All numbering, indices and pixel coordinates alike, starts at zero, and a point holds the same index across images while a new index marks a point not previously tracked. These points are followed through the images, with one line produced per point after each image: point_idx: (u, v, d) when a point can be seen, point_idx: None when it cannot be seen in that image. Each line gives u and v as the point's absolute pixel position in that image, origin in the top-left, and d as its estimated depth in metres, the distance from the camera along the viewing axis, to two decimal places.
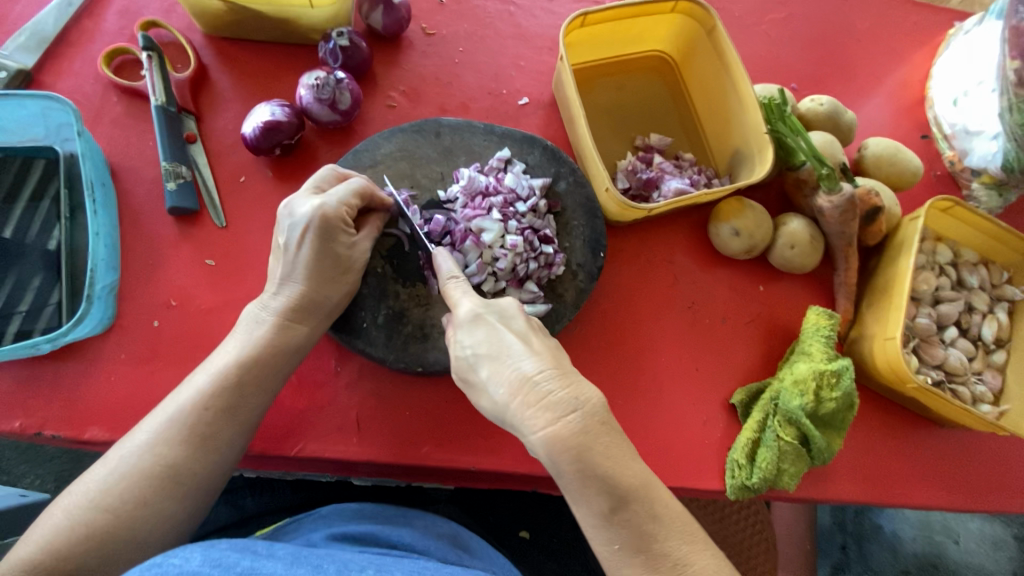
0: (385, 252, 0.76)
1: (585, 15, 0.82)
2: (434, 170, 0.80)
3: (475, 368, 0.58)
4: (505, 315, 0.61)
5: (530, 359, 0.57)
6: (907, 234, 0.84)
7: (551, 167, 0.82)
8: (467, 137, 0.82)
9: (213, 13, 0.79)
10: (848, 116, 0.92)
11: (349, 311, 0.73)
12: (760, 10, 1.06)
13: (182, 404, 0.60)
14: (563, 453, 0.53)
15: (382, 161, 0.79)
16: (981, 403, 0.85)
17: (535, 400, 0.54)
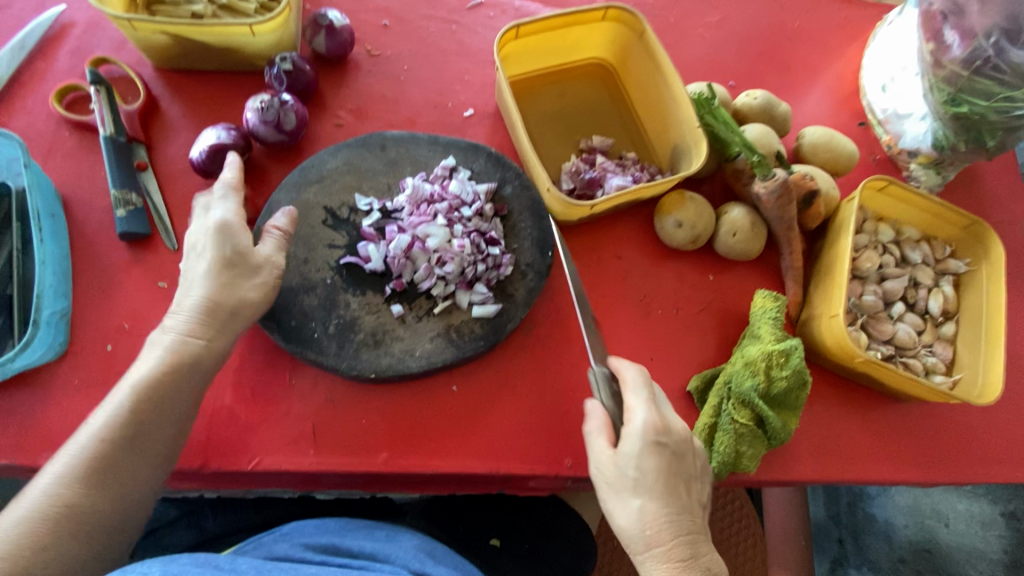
0: (337, 263, 0.78)
1: (518, 28, 0.86)
2: (381, 182, 0.83)
3: (631, 493, 0.65)
4: (677, 451, 0.66)
5: (678, 515, 0.65)
6: (846, 216, 0.88)
7: (496, 173, 0.85)
8: (412, 149, 0.85)
9: (161, 47, 0.83)
10: (783, 107, 0.96)
11: (299, 321, 0.75)
12: (695, 14, 1.11)
13: (81, 443, 0.59)
14: None
15: (329, 176, 0.81)
16: (934, 373, 0.86)
17: (678, 554, 0.63)
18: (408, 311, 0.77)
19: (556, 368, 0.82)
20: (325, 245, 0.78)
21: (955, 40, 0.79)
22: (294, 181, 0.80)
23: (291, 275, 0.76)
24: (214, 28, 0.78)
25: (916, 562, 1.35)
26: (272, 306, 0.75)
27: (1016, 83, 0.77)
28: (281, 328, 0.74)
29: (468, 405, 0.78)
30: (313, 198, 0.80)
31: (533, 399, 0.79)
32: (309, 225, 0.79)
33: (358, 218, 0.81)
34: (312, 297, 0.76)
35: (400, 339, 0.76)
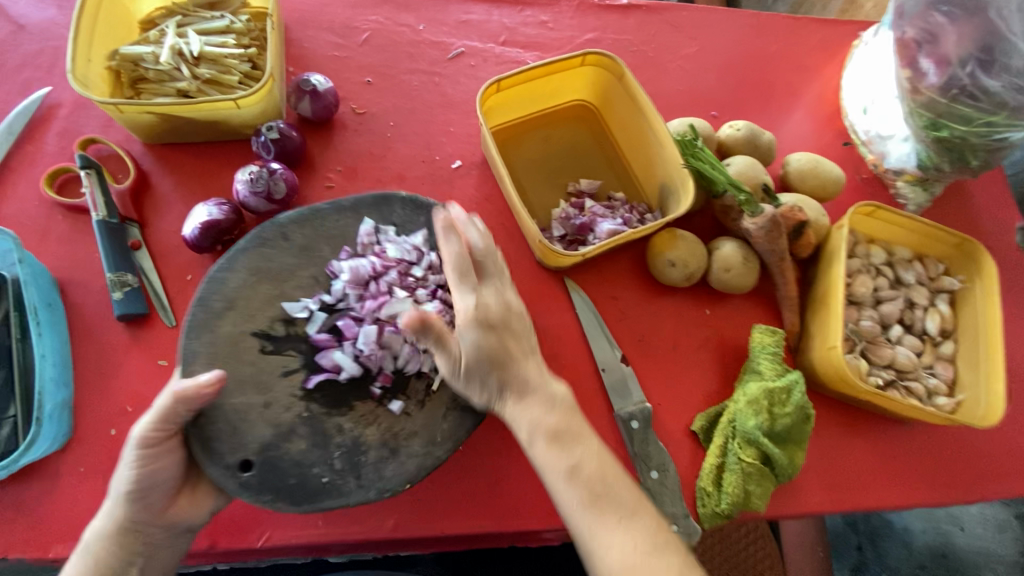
0: (300, 387, 0.73)
1: (499, 82, 0.88)
2: (304, 276, 0.78)
3: (479, 371, 0.68)
4: (474, 346, 0.67)
5: (502, 387, 0.69)
6: (837, 243, 0.88)
7: (419, 217, 0.84)
8: (318, 225, 0.80)
9: (148, 125, 0.83)
10: (767, 136, 0.97)
11: (300, 476, 0.69)
12: (673, 46, 1.12)
13: None
14: (543, 444, 0.66)
15: (237, 298, 0.74)
16: (936, 396, 0.87)
17: (489, 347, 0.68)
18: (404, 405, 0.74)
19: None
20: (279, 372, 0.73)
21: (931, 66, 0.80)
22: (200, 331, 0.72)
23: (259, 430, 0.70)
24: (200, 106, 0.80)
25: (936, 567, 1.34)
26: (258, 476, 0.68)
27: (994, 109, 0.78)
28: (284, 493, 0.68)
29: (474, 462, 0.78)
30: (232, 329, 0.73)
31: None
32: (247, 362, 0.72)
33: (297, 326, 0.76)
34: (298, 442, 0.70)
35: (415, 433, 0.73)
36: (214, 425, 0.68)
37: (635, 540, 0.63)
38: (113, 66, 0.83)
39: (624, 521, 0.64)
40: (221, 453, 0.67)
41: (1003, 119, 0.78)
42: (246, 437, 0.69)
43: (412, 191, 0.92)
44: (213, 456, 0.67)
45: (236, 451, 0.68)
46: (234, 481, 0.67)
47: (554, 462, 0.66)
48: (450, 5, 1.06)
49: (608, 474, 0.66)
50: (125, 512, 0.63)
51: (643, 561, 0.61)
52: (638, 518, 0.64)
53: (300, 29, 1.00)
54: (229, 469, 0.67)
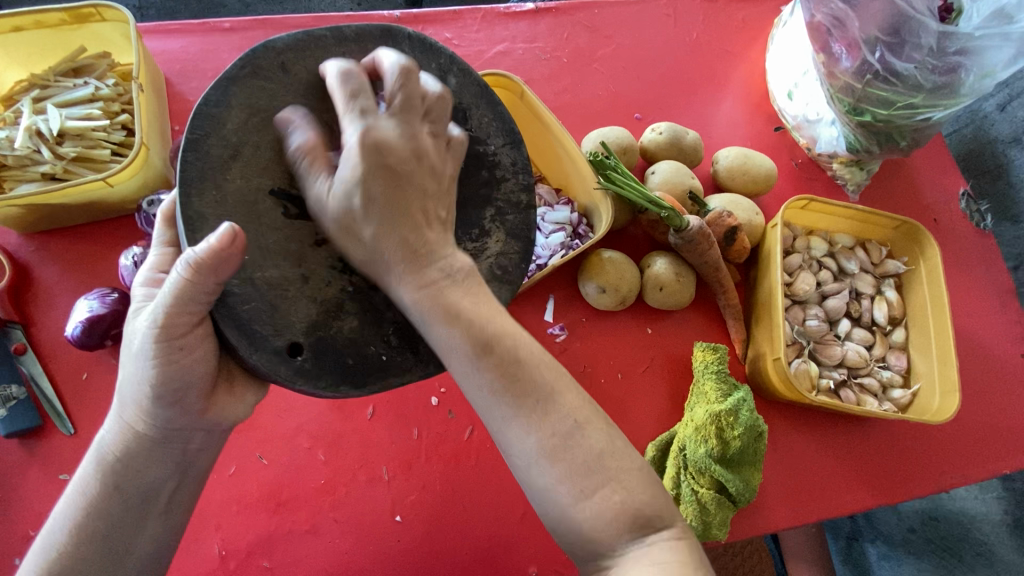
0: (338, 257, 0.52)
1: None
2: (315, 120, 0.52)
3: (359, 218, 0.48)
4: (370, 167, 0.46)
5: (385, 233, 0.48)
6: (772, 243, 0.85)
7: (429, 63, 0.58)
8: (320, 55, 0.53)
9: (17, 218, 0.76)
10: (691, 136, 0.92)
11: (357, 355, 0.52)
12: (588, 48, 1.06)
13: (55, 542, 0.50)
14: (455, 320, 0.47)
15: (244, 141, 0.49)
16: (891, 388, 0.84)
17: (374, 187, 0.47)
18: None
19: (502, 468, 0.77)
20: (311, 239, 0.51)
21: (843, 52, 0.75)
22: (204, 186, 0.48)
23: (302, 308, 0.51)
24: (68, 191, 0.73)
25: (928, 531, 1.22)
26: (312, 361, 0.50)
27: (911, 92, 0.74)
28: (344, 375, 0.52)
29: (415, 533, 0.73)
30: (242, 187, 0.49)
31: (484, 507, 0.75)
32: (268, 229, 0.50)
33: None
34: (349, 319, 0.52)
35: None
36: (246, 303, 0.48)
37: (551, 429, 0.46)
38: None
39: (540, 410, 0.47)
40: (263, 336, 0.49)
41: (922, 100, 0.74)
42: (281, 321, 0.49)
43: None
44: (252, 340, 0.48)
45: (280, 333, 0.49)
46: (286, 368, 0.49)
47: (453, 344, 0.47)
48: None
49: (524, 352, 0.48)
50: (147, 414, 0.51)
51: (559, 455, 0.46)
52: (588, 435, 0.47)
53: (183, 82, 0.93)
54: (276, 355, 0.49)
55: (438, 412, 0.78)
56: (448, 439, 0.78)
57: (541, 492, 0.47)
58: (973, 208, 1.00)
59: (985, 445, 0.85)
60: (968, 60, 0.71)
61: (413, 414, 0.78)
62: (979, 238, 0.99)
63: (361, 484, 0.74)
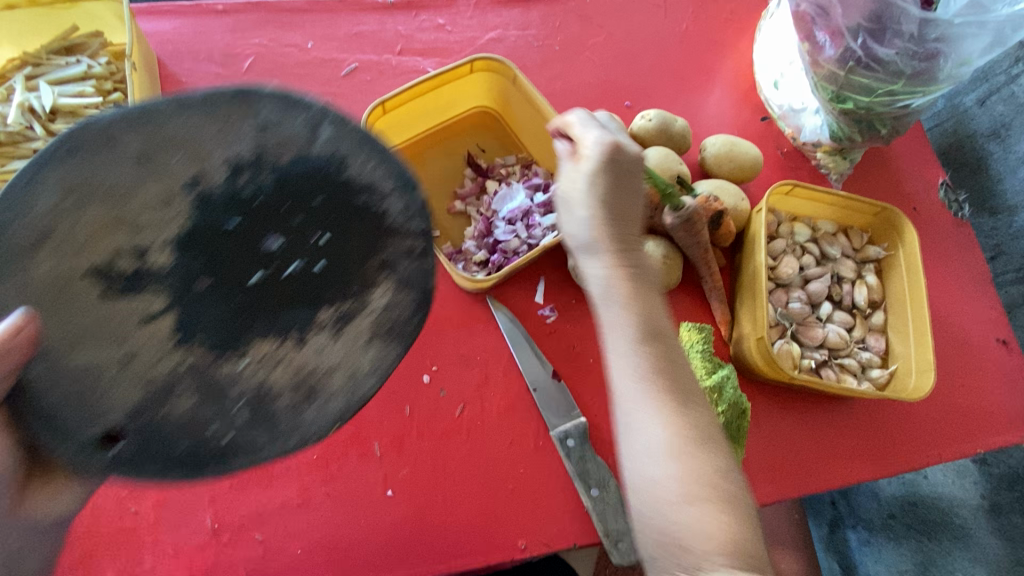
0: (172, 335, 0.50)
1: (383, 103, 0.82)
2: (152, 193, 0.49)
3: (574, 203, 0.59)
4: (605, 166, 0.58)
5: (595, 217, 0.57)
6: (757, 228, 0.87)
7: (295, 117, 0.51)
8: (160, 122, 0.49)
9: None
10: (680, 123, 0.94)
11: (192, 439, 0.50)
12: (580, 36, 1.08)
13: None
14: (626, 298, 0.56)
15: (57, 222, 0.46)
16: (870, 369, 0.86)
17: (603, 186, 0.58)
18: (327, 319, 0.53)
19: (491, 444, 0.78)
20: (137, 319, 0.49)
21: (826, 39, 0.78)
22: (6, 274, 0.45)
23: (124, 391, 0.49)
24: None
25: (907, 517, 1.25)
26: (133, 450, 0.48)
27: (891, 78, 0.76)
28: (181, 463, 0.49)
29: (406, 507, 0.75)
30: (66, 269, 0.47)
31: (472, 483, 0.76)
32: (83, 312, 0.47)
33: (154, 260, 0.49)
34: (182, 401, 0.50)
35: (321, 386, 0.52)
36: (53, 393, 0.47)
37: (682, 429, 0.54)
38: None
39: (678, 408, 0.54)
40: (74, 428, 0.47)
41: (902, 87, 0.76)
42: (98, 412, 0.48)
43: None
44: (60, 433, 0.47)
45: (96, 422, 0.48)
46: (98, 460, 0.47)
47: (624, 324, 0.56)
48: (338, 18, 1.00)
49: (679, 357, 0.57)
50: None
51: (681, 457, 0.53)
52: (704, 441, 0.54)
53: (176, 63, 0.93)
54: (86, 447, 0.47)
55: (430, 389, 0.80)
56: (439, 416, 0.79)
57: (648, 478, 0.53)
58: (952, 198, 1.03)
59: (959, 425, 0.88)
60: (946, 47, 0.73)
61: (405, 391, 0.79)
62: (957, 226, 1.02)
63: (353, 459, 0.76)
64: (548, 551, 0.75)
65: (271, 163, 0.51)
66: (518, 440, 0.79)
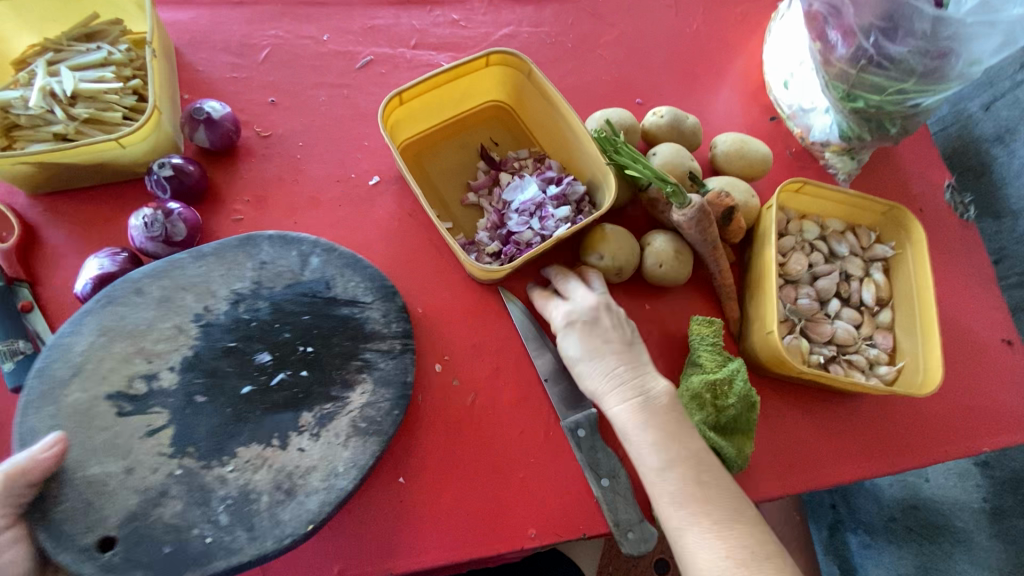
0: (169, 444, 0.65)
1: (400, 94, 0.83)
2: (164, 329, 0.70)
3: (576, 361, 0.73)
4: (586, 318, 0.74)
5: (596, 364, 0.71)
6: (767, 224, 0.88)
7: (290, 251, 0.77)
8: (179, 275, 0.73)
9: (27, 176, 0.77)
10: (691, 120, 0.95)
11: (176, 541, 0.61)
12: (593, 34, 1.09)
13: None
14: (649, 428, 0.67)
15: (85, 362, 0.67)
16: (877, 365, 0.87)
17: (590, 338, 0.73)
18: (307, 423, 0.69)
19: (502, 433, 0.79)
20: (141, 433, 0.65)
21: (839, 38, 0.79)
22: (41, 405, 0.65)
23: (123, 499, 0.62)
24: (79, 150, 0.73)
25: (908, 520, 1.24)
26: (122, 553, 0.60)
27: (903, 77, 0.77)
28: (159, 564, 0.60)
29: (417, 494, 0.75)
30: (92, 395, 0.66)
31: (482, 472, 0.77)
32: (97, 430, 0.64)
33: (160, 382, 0.68)
34: (172, 503, 0.63)
35: (309, 472, 0.66)
36: (63, 505, 0.61)
37: (727, 548, 0.62)
38: None
39: (718, 529, 0.63)
40: (73, 535, 0.60)
41: (912, 85, 0.78)
42: (112, 506, 0.62)
43: (329, 215, 0.87)
44: (60, 540, 0.59)
45: (91, 530, 0.60)
46: (91, 564, 0.59)
47: (651, 458, 0.67)
48: (354, 11, 1.01)
49: (704, 473, 0.66)
50: None
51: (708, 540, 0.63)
52: (731, 523, 0.64)
53: (194, 53, 0.94)
54: (84, 552, 0.59)
55: (442, 378, 0.80)
56: (451, 405, 0.79)
57: None
58: (957, 200, 1.04)
59: (965, 422, 0.89)
60: (958, 46, 0.74)
61: (417, 379, 0.80)
62: (963, 228, 1.03)
63: None
64: (558, 540, 0.75)
65: (268, 293, 0.74)
66: (528, 431, 0.79)
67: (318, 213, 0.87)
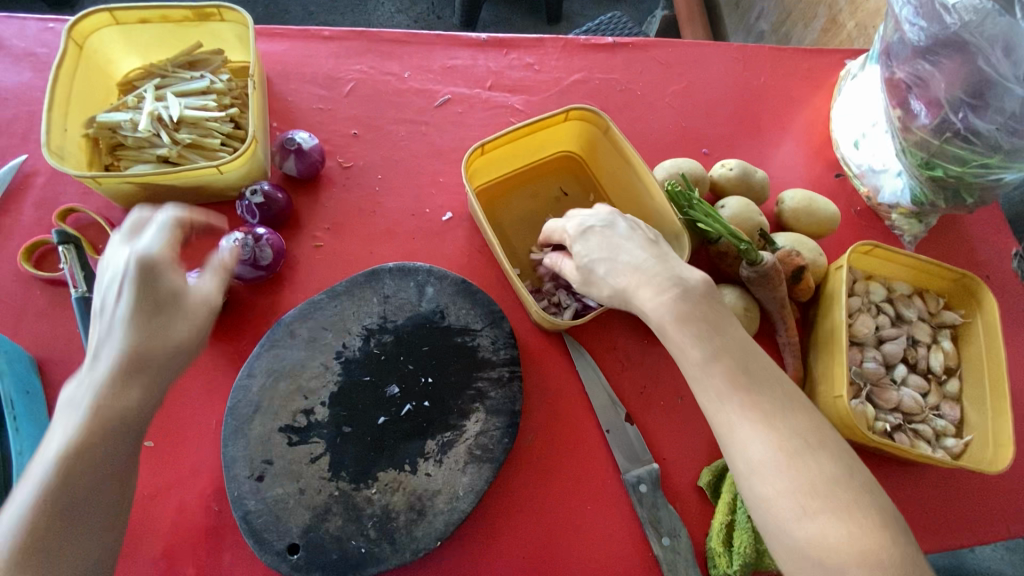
0: (328, 469, 0.72)
1: (483, 145, 0.86)
2: (314, 365, 0.76)
3: (593, 279, 0.70)
4: (606, 224, 0.72)
5: (605, 260, 0.69)
6: (835, 285, 0.88)
7: (408, 283, 0.83)
8: (318, 315, 0.79)
9: (129, 194, 0.81)
10: (760, 174, 0.96)
11: (341, 550, 0.69)
12: (661, 83, 1.12)
13: (53, 458, 0.50)
14: (673, 306, 0.62)
15: (261, 399, 0.74)
16: (944, 437, 0.85)
17: (602, 245, 0.70)
18: (432, 450, 0.74)
19: (562, 476, 0.79)
20: (306, 460, 0.72)
21: (922, 108, 0.80)
22: (236, 438, 0.72)
23: (299, 515, 0.70)
24: (183, 175, 0.77)
25: None
26: (305, 557, 0.68)
27: (987, 152, 0.77)
28: (330, 568, 0.68)
29: (478, 532, 0.75)
30: (261, 430, 0.72)
31: (544, 515, 0.77)
32: (278, 456, 0.71)
33: (316, 415, 0.74)
34: (335, 519, 0.70)
35: (439, 492, 0.72)
36: (260, 516, 0.69)
37: (783, 444, 0.55)
38: (89, 134, 0.82)
39: (769, 419, 0.57)
40: (270, 541, 0.68)
41: (998, 161, 0.77)
42: (290, 523, 0.69)
43: (403, 247, 0.90)
44: (262, 544, 0.68)
45: (282, 537, 0.69)
46: (285, 564, 0.67)
47: (687, 347, 0.61)
48: (435, 51, 1.05)
49: (754, 363, 0.60)
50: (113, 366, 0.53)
51: (822, 518, 0.52)
52: (789, 421, 0.57)
53: (283, 83, 0.99)
54: (279, 554, 0.68)
55: None
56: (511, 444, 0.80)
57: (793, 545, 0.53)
58: None
59: None
60: None
61: None
62: None
63: None
64: None
65: (393, 326, 0.80)
66: (588, 478, 0.79)
67: (391, 245, 0.90)
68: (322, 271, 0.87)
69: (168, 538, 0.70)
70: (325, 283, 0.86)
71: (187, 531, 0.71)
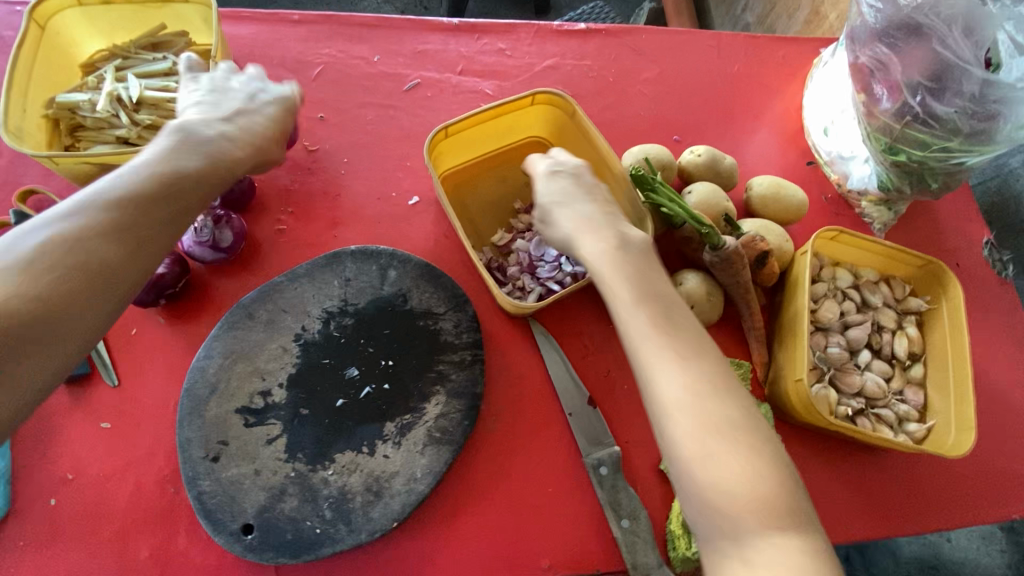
0: (284, 450, 0.72)
1: (446, 128, 0.86)
2: (273, 347, 0.76)
3: (551, 212, 0.67)
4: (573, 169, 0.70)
5: (564, 206, 0.67)
6: (800, 271, 0.88)
7: (370, 266, 0.82)
8: (278, 298, 0.79)
9: (87, 174, 0.81)
10: (728, 161, 0.96)
11: (295, 531, 0.69)
12: (634, 69, 1.11)
13: (106, 190, 0.57)
14: (620, 261, 0.61)
15: (218, 382, 0.74)
16: (907, 422, 0.85)
17: (568, 189, 0.68)
18: (390, 432, 0.74)
19: (522, 459, 0.79)
20: (263, 442, 0.71)
21: (884, 92, 0.80)
22: (192, 419, 0.72)
23: (254, 496, 0.69)
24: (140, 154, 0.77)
25: None
26: (259, 538, 0.68)
27: (947, 135, 0.77)
28: (284, 549, 0.68)
29: (436, 514, 0.75)
30: (217, 412, 0.72)
31: (503, 497, 0.77)
32: (234, 437, 0.71)
33: (274, 397, 0.74)
34: (290, 500, 0.70)
35: (396, 473, 0.72)
36: (215, 497, 0.69)
37: (723, 423, 0.52)
38: (50, 114, 0.82)
39: (709, 393, 0.54)
40: (224, 522, 0.68)
41: (958, 144, 0.77)
42: (244, 505, 0.69)
43: (368, 231, 0.89)
44: (216, 525, 0.68)
45: (236, 518, 0.68)
46: (239, 545, 0.67)
47: (635, 311, 0.58)
48: (405, 35, 1.04)
49: (699, 338, 0.58)
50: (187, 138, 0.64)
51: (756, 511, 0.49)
52: (732, 410, 0.53)
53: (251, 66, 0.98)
54: (233, 535, 0.68)
55: None
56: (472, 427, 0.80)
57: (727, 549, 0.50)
58: (996, 256, 1.03)
59: (996, 490, 0.86)
60: (1007, 109, 0.73)
61: None
62: (1001, 287, 1.01)
63: None
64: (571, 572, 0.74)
65: (353, 309, 0.80)
66: (549, 462, 0.79)
67: (357, 229, 0.89)
68: (286, 254, 0.86)
69: (123, 520, 0.70)
70: (288, 267, 0.86)
71: (143, 512, 0.71)
